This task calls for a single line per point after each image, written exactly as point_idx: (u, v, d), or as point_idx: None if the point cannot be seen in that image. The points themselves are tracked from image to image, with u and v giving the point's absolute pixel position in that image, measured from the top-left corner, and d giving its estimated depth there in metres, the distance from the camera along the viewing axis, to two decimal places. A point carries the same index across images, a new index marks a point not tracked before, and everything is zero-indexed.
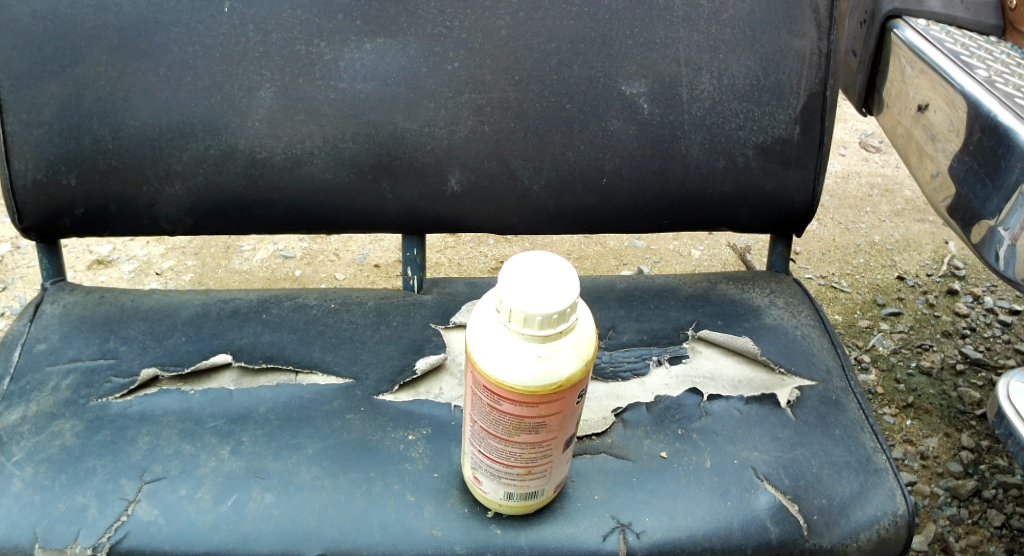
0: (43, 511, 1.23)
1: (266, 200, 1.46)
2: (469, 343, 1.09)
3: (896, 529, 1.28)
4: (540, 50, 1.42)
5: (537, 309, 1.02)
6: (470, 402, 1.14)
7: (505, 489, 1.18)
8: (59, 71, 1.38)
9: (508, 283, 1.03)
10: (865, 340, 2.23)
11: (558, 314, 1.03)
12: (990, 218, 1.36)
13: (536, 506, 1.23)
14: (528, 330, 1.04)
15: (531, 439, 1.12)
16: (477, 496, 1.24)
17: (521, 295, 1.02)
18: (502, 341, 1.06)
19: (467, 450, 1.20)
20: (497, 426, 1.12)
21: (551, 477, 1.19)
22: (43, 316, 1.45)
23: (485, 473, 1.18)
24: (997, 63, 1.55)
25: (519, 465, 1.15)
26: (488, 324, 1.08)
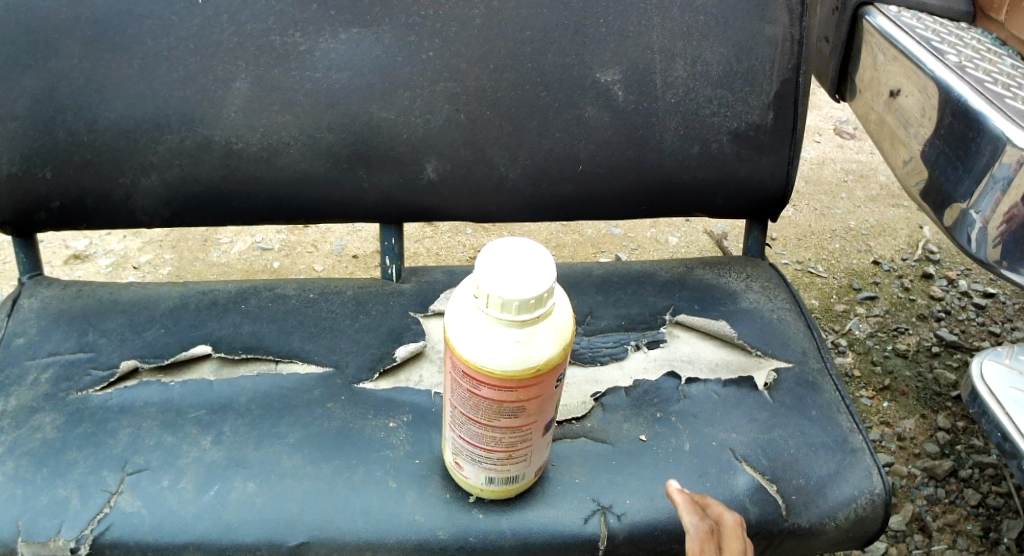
0: (24, 505, 1.23)
1: (244, 190, 1.46)
2: (448, 330, 1.09)
3: (873, 508, 1.30)
4: (516, 38, 1.43)
5: (514, 294, 1.03)
6: (449, 388, 1.14)
7: (487, 473, 1.19)
8: (33, 64, 1.37)
9: (485, 269, 1.04)
10: (842, 325, 2.25)
11: (535, 299, 1.03)
12: (961, 201, 1.38)
13: (517, 491, 1.24)
14: (506, 315, 1.05)
15: (511, 423, 1.13)
16: (458, 481, 1.25)
17: (499, 279, 1.03)
18: (480, 327, 1.07)
19: (448, 437, 1.20)
20: (478, 411, 1.12)
21: (532, 461, 1.20)
22: (21, 311, 1.45)
23: (466, 458, 1.19)
24: (967, 49, 1.57)
25: (499, 449, 1.16)
26: (466, 309, 1.08)
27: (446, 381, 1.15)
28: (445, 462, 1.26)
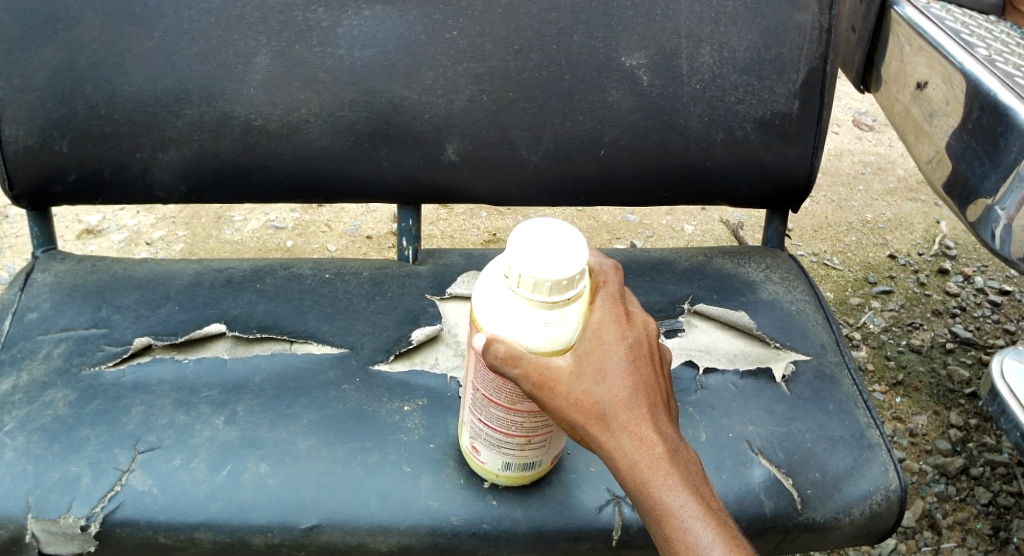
0: (35, 480, 1.22)
1: (262, 168, 1.45)
2: (476, 310, 1.07)
3: (889, 504, 1.29)
4: (541, 19, 1.40)
5: (547, 275, 1.01)
6: (473, 369, 1.12)
7: (505, 457, 1.18)
8: (52, 35, 1.36)
9: (517, 248, 1.02)
10: (857, 318, 2.23)
11: (568, 280, 1.02)
12: (987, 197, 1.36)
13: (532, 479, 1.23)
14: (537, 296, 1.02)
15: (533, 407, 1.11)
16: (473, 467, 1.23)
17: (529, 262, 1.01)
18: (509, 308, 1.04)
19: (467, 417, 1.19)
20: (501, 394, 1.10)
21: (550, 448, 1.18)
22: (35, 284, 1.44)
23: (485, 441, 1.17)
24: (997, 42, 1.54)
25: (519, 434, 1.14)
26: (493, 289, 1.06)
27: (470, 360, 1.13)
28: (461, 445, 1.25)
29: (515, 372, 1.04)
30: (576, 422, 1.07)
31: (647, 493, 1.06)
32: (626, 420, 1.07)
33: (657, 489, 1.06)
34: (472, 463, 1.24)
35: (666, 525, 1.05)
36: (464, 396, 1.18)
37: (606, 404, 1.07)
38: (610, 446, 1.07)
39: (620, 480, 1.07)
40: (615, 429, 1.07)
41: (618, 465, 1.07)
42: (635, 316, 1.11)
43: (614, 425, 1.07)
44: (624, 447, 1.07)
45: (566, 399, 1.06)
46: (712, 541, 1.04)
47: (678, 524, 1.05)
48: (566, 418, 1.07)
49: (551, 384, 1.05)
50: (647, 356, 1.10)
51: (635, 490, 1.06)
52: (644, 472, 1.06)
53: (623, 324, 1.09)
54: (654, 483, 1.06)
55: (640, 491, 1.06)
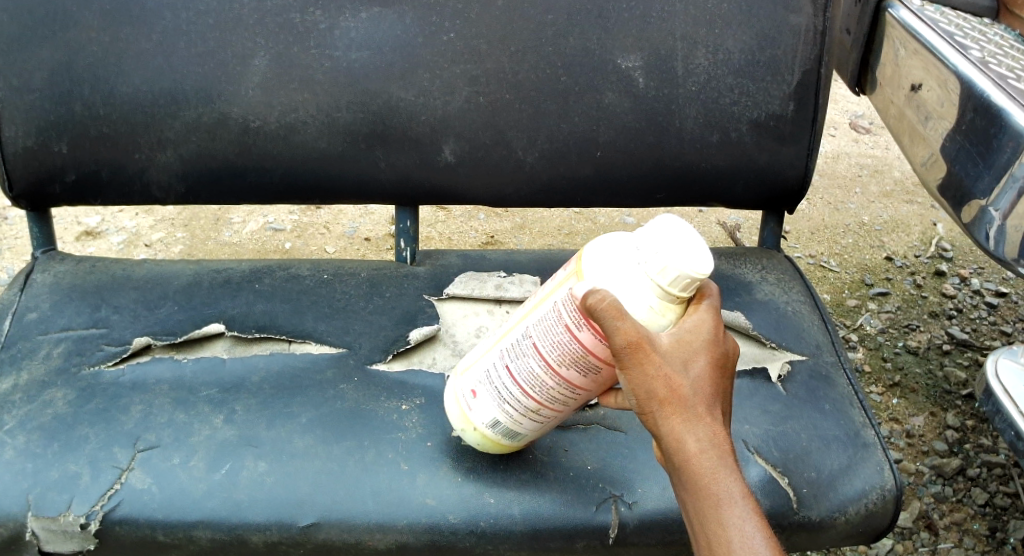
0: (34, 478, 1.23)
1: (259, 169, 1.46)
2: (588, 262, 1.10)
3: (884, 503, 1.29)
4: (537, 22, 1.41)
5: (680, 263, 1.05)
6: (542, 316, 1.13)
7: (502, 414, 1.17)
8: (51, 36, 1.37)
9: (666, 230, 1.07)
10: (853, 320, 2.24)
11: (694, 279, 1.06)
12: (981, 198, 1.37)
13: (500, 448, 1.23)
14: (660, 279, 1.06)
15: (570, 379, 1.12)
16: (452, 412, 1.22)
17: (676, 249, 1.06)
18: (626, 275, 1.07)
19: (488, 359, 1.18)
20: (555, 352, 1.11)
21: (541, 426, 1.19)
22: (34, 285, 1.45)
23: (490, 389, 1.17)
24: (990, 44, 1.55)
25: (536, 398, 1.15)
26: (613, 255, 1.09)
27: (541, 307, 1.13)
28: (452, 383, 1.23)
29: (621, 326, 1.01)
30: (655, 393, 1.03)
31: (709, 483, 1.02)
32: (703, 410, 1.04)
33: (722, 480, 1.02)
34: (451, 406, 1.22)
35: (721, 519, 1.01)
36: (500, 338, 1.18)
37: (690, 389, 1.04)
38: (682, 428, 1.03)
39: (680, 464, 1.03)
40: (691, 414, 1.03)
41: (684, 448, 1.03)
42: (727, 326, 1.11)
43: (693, 410, 1.03)
44: (697, 433, 1.03)
45: (655, 372, 1.03)
46: (765, 542, 1.00)
47: (735, 519, 1.01)
48: (645, 389, 1.03)
49: (645, 351, 1.02)
50: (728, 367, 1.09)
51: (696, 477, 1.02)
52: (713, 461, 1.02)
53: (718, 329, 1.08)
54: (720, 473, 1.02)
55: (701, 479, 1.02)
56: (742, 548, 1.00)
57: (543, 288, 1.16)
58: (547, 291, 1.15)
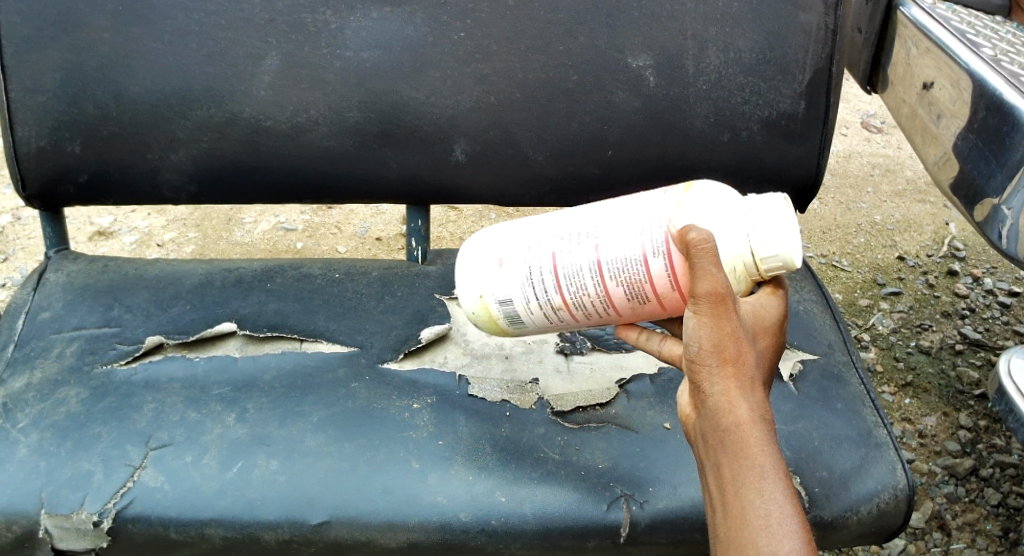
0: (47, 476, 1.24)
1: (271, 168, 1.46)
2: (693, 198, 1.12)
3: (897, 502, 1.29)
4: (547, 21, 1.41)
5: (781, 246, 1.09)
6: (624, 226, 1.14)
7: (521, 295, 1.20)
8: (63, 37, 1.37)
9: (780, 209, 1.10)
10: (865, 320, 2.23)
11: (783, 266, 1.10)
12: (993, 196, 1.36)
13: (489, 331, 1.26)
14: (755, 250, 1.10)
15: (611, 296, 1.16)
16: (468, 277, 1.24)
17: (784, 232, 1.10)
18: (726, 228, 1.11)
19: (539, 235, 1.20)
20: (614, 266, 1.14)
21: (545, 327, 1.22)
22: (47, 284, 1.46)
23: (527, 267, 1.19)
24: (1002, 42, 1.54)
25: (565, 297, 1.18)
26: (720, 204, 1.12)
27: (620, 215, 1.15)
28: (482, 239, 1.24)
29: (715, 273, 1.02)
30: (724, 349, 1.02)
31: (756, 453, 1.01)
32: (757, 383, 1.04)
33: (769, 453, 1.01)
34: (468, 268, 1.24)
35: (764, 491, 1.00)
36: (560, 223, 1.20)
37: (752, 359, 1.04)
38: (738, 391, 1.03)
39: (730, 427, 1.02)
40: (749, 381, 1.04)
41: (738, 412, 1.02)
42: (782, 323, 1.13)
43: (751, 379, 1.03)
44: (751, 402, 1.03)
45: (730, 330, 1.02)
46: (802, 523, 0.99)
47: (777, 494, 1.00)
48: (714, 343, 1.02)
49: (728, 305, 1.02)
50: (772, 356, 1.10)
51: (744, 443, 1.01)
52: (763, 431, 1.02)
53: (773, 322, 1.11)
54: (767, 446, 1.02)
55: (749, 447, 1.01)
56: (780, 522, 0.99)
57: (630, 196, 1.18)
58: (635, 201, 1.16)
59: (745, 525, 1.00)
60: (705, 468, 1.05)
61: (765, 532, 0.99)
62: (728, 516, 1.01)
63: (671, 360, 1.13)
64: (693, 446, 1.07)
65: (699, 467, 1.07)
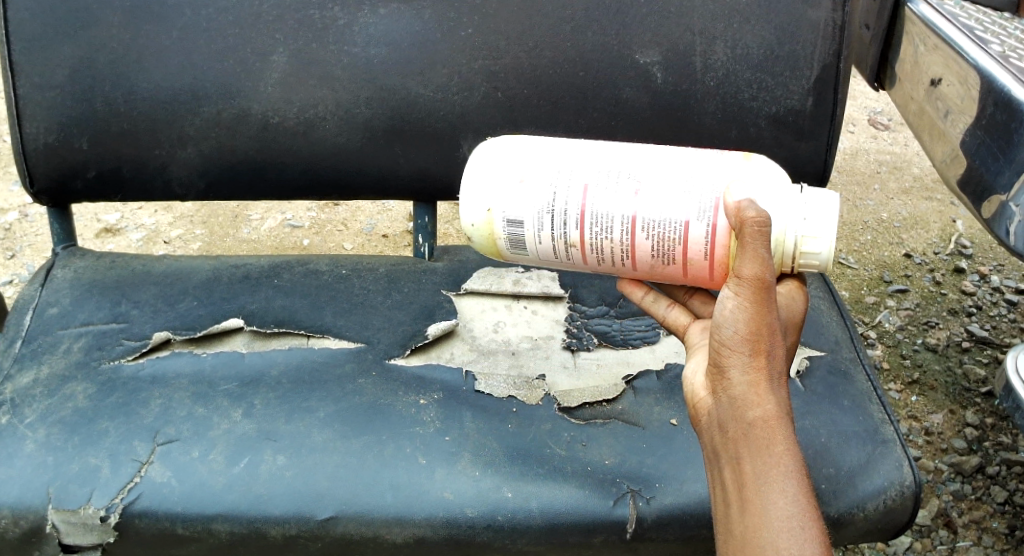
0: (55, 472, 1.24)
1: (278, 164, 1.47)
2: (755, 172, 1.15)
3: (903, 499, 1.29)
4: (555, 17, 1.41)
5: (824, 242, 1.14)
6: (672, 182, 1.16)
7: (536, 221, 1.19)
8: (72, 33, 1.38)
9: (831, 209, 1.14)
10: (872, 317, 2.23)
11: (817, 262, 1.15)
12: (1001, 192, 1.36)
13: (483, 248, 1.25)
14: (799, 238, 1.14)
15: (634, 247, 1.17)
16: (483, 186, 1.21)
17: (833, 230, 1.14)
18: (778, 209, 1.14)
19: (571, 163, 1.19)
20: (649, 220, 1.15)
21: (545, 257, 1.22)
22: (55, 280, 1.46)
23: (555, 195, 1.18)
24: (1011, 39, 1.54)
25: (584, 237, 1.18)
26: (779, 185, 1.15)
27: (667, 170, 1.16)
28: (497, 152, 1.22)
29: (761, 260, 1.05)
30: (759, 339, 1.05)
31: (781, 451, 1.02)
32: (783, 380, 1.06)
33: (793, 453, 1.02)
34: (477, 181, 1.21)
35: (786, 490, 1.00)
36: (596, 157, 1.19)
37: (781, 355, 1.06)
38: (766, 385, 1.04)
39: (756, 420, 1.03)
40: (775, 378, 1.05)
41: (765, 406, 1.03)
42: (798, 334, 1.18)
43: (778, 374, 1.06)
44: (778, 397, 1.04)
45: (766, 318, 1.05)
46: (820, 521, 0.99)
47: (798, 495, 1.00)
48: (749, 329, 1.05)
49: (768, 294, 1.05)
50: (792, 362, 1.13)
51: (770, 439, 1.02)
52: (787, 430, 1.03)
53: (791, 328, 1.16)
54: (791, 441, 1.03)
55: (774, 443, 1.02)
56: (801, 524, 0.99)
57: (675, 151, 1.19)
58: (684, 159, 1.17)
59: (765, 525, 0.99)
60: (721, 463, 1.05)
61: (785, 526, 0.99)
62: (747, 514, 1.01)
63: (675, 327, 1.23)
64: (708, 440, 1.07)
65: (711, 462, 1.07)
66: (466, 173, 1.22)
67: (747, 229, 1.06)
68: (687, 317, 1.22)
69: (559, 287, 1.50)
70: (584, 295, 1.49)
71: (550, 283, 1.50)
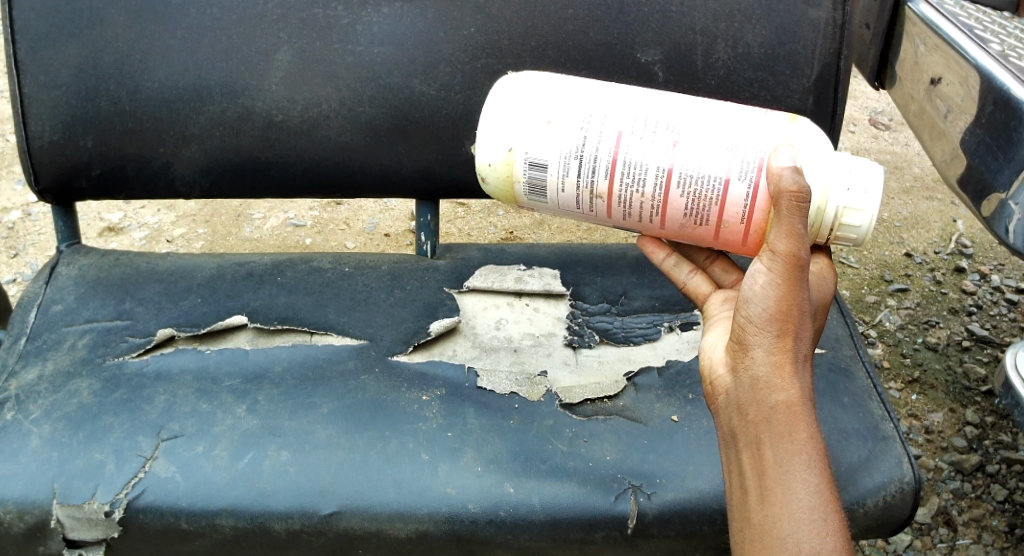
0: (60, 467, 1.25)
1: (283, 162, 1.47)
2: (805, 139, 1.18)
3: (903, 495, 1.30)
4: (557, 16, 1.41)
5: (867, 212, 1.17)
6: (714, 138, 1.17)
7: (561, 165, 1.20)
8: (77, 32, 1.39)
9: (877, 181, 1.17)
10: (872, 316, 2.23)
11: (858, 232, 1.18)
12: (1001, 191, 1.36)
13: (496, 192, 1.26)
14: (844, 207, 1.17)
15: (666, 202, 1.19)
16: (507, 123, 1.21)
17: (875, 204, 1.17)
18: (827, 176, 1.16)
19: (605, 109, 1.20)
20: (686, 176, 1.17)
21: (565, 205, 1.23)
22: (59, 278, 1.47)
23: (587, 139, 1.19)
24: (1010, 38, 1.54)
25: (613, 188, 1.19)
26: (830, 154, 1.18)
27: (707, 125, 1.18)
28: (522, 92, 1.22)
29: (796, 237, 1.07)
30: (786, 319, 1.06)
31: (803, 439, 1.02)
32: (807, 364, 1.07)
33: (815, 443, 1.03)
34: (499, 119, 1.22)
35: (808, 481, 1.01)
36: (631, 104, 1.20)
37: (807, 339, 1.08)
38: (790, 370, 1.05)
39: (779, 405, 1.04)
40: (798, 363, 1.06)
41: (788, 391, 1.04)
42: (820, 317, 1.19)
43: (803, 359, 1.07)
44: (801, 382, 1.05)
45: (796, 300, 1.06)
46: (841, 513, 1.00)
47: (819, 485, 1.01)
48: (778, 310, 1.06)
49: (801, 272, 1.07)
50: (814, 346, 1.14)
51: (792, 425, 1.03)
52: (809, 416, 1.04)
53: (820, 310, 1.19)
54: (814, 429, 1.03)
55: (798, 431, 1.03)
56: (823, 516, 1.00)
57: (715, 106, 1.20)
58: (724, 116, 1.19)
59: (786, 514, 1.00)
60: (739, 448, 1.06)
61: (808, 518, 1.00)
62: (766, 503, 1.01)
63: (695, 294, 1.28)
64: (725, 421, 1.08)
65: (728, 446, 1.07)
66: (486, 110, 1.22)
67: (785, 202, 1.09)
68: (707, 286, 1.27)
69: (560, 285, 1.51)
70: (586, 293, 1.50)
71: (551, 281, 1.51)
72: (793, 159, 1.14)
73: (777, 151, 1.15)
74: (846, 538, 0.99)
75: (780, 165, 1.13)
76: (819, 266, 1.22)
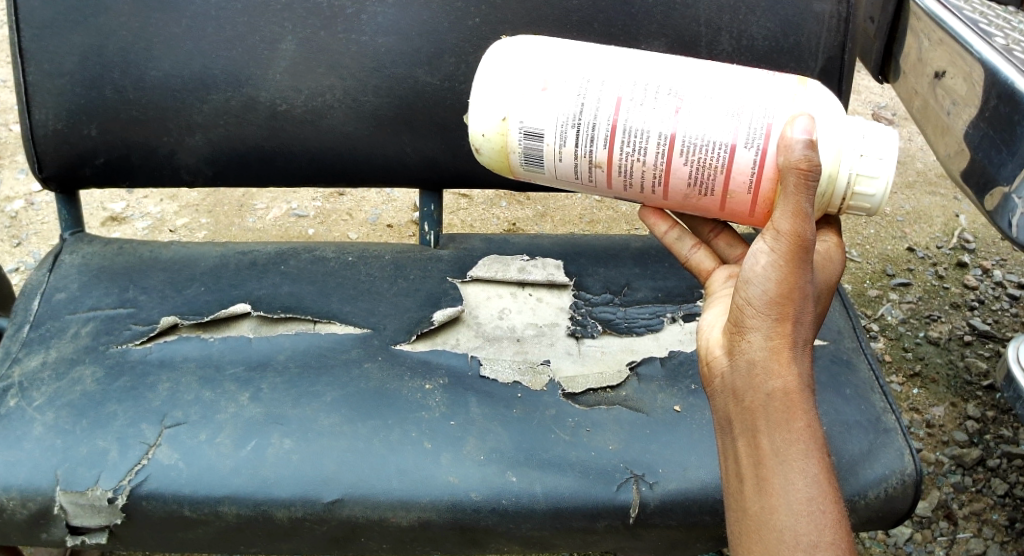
0: (64, 455, 1.25)
1: (288, 152, 1.47)
2: (821, 102, 1.17)
3: (904, 487, 1.30)
4: (561, 7, 1.41)
5: (879, 180, 1.17)
6: (716, 104, 1.17)
7: (557, 133, 1.20)
8: (83, 20, 1.39)
9: (891, 149, 1.18)
10: (874, 310, 2.24)
11: (870, 200, 1.18)
12: (1004, 184, 1.37)
13: (492, 162, 1.26)
14: (858, 173, 1.17)
15: (669, 171, 1.19)
16: (500, 91, 1.21)
17: (889, 170, 1.17)
18: (844, 143, 1.17)
19: (603, 74, 1.19)
20: (690, 143, 1.17)
21: (562, 175, 1.24)
22: (62, 266, 1.48)
23: (582, 107, 1.19)
24: (1015, 32, 1.54)
25: (612, 156, 1.19)
26: (846, 121, 1.18)
27: (710, 90, 1.18)
28: (516, 58, 1.22)
29: (802, 217, 1.06)
30: (786, 303, 1.06)
31: (800, 427, 1.03)
32: (806, 350, 1.08)
33: (813, 432, 1.03)
34: (491, 87, 1.22)
35: (807, 471, 1.01)
36: (629, 69, 1.20)
37: (807, 324, 1.08)
38: (788, 355, 1.05)
39: (776, 392, 1.04)
40: (798, 348, 1.06)
41: (786, 378, 1.04)
42: (825, 298, 1.18)
43: (803, 344, 1.07)
44: (799, 368, 1.06)
45: (797, 282, 1.06)
46: (838, 503, 1.01)
47: (818, 476, 1.01)
48: (778, 293, 1.06)
49: (803, 254, 1.07)
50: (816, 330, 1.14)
51: (788, 412, 1.03)
52: (807, 404, 1.04)
53: (824, 293, 1.19)
54: (813, 416, 1.04)
55: (795, 418, 1.03)
56: (821, 508, 1.00)
57: (720, 69, 1.20)
58: (729, 79, 1.19)
59: (782, 507, 1.00)
60: (735, 434, 1.06)
61: (805, 509, 1.00)
62: (763, 494, 1.02)
63: (697, 269, 1.29)
64: (722, 406, 1.08)
65: (723, 431, 1.08)
66: (479, 78, 1.23)
67: (792, 179, 1.08)
68: (711, 261, 1.28)
69: (563, 276, 1.51)
70: (588, 283, 1.50)
71: (555, 271, 1.51)
72: (808, 130, 1.11)
73: (791, 120, 1.14)
74: (844, 530, 1.00)
75: (793, 135, 1.11)
76: (826, 247, 1.22)
